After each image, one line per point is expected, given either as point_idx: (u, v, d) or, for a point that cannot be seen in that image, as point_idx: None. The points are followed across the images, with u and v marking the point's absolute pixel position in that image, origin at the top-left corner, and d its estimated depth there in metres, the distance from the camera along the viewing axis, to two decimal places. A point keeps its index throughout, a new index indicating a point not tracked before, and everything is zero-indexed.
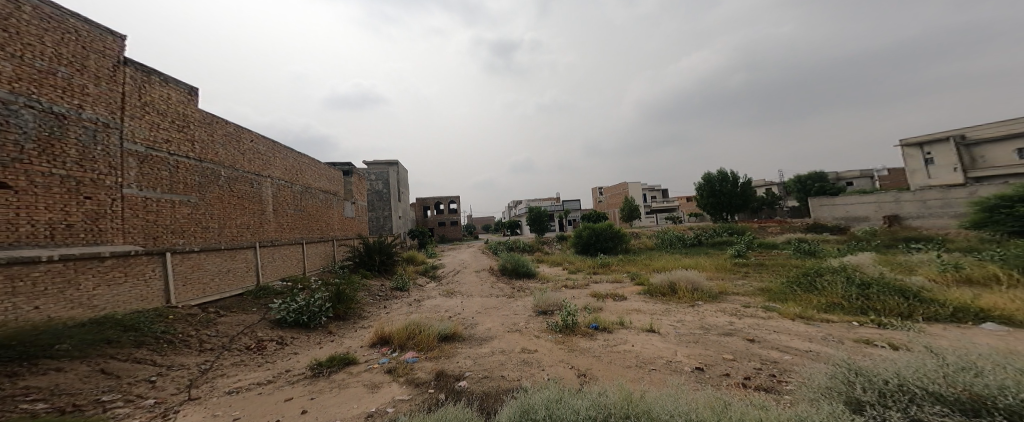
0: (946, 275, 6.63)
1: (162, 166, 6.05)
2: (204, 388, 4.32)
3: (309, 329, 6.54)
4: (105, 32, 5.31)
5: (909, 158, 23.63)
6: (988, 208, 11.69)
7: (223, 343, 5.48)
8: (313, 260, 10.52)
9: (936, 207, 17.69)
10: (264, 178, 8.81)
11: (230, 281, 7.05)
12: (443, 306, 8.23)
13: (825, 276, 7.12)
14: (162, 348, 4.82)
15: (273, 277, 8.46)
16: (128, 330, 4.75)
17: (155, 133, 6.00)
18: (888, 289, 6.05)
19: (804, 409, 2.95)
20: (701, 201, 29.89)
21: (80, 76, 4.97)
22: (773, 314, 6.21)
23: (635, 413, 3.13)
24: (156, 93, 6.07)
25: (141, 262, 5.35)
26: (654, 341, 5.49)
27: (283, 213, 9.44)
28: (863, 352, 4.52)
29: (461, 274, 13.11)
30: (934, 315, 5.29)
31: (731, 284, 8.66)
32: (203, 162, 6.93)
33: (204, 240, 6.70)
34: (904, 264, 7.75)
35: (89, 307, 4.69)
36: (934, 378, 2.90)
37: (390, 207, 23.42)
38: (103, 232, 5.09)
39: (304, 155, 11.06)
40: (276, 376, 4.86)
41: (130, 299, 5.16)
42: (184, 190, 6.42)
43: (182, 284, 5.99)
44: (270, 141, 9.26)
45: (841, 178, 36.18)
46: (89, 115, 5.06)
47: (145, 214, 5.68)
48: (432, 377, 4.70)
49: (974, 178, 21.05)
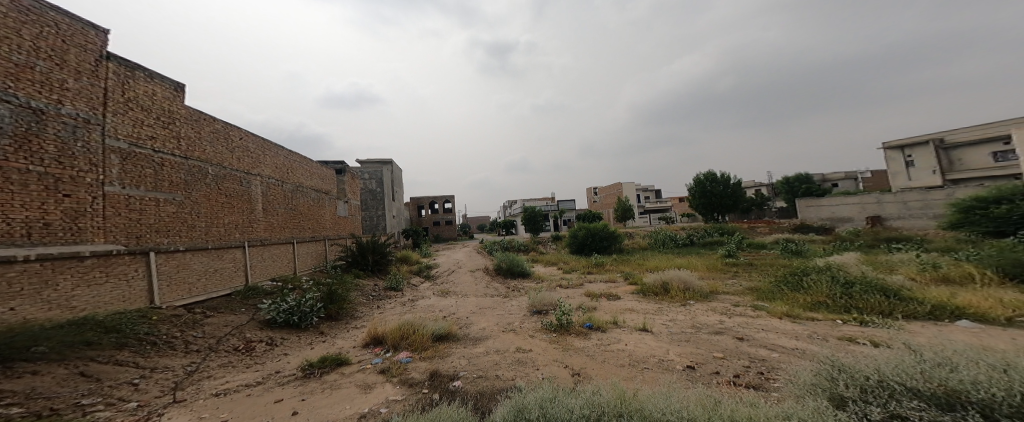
0: (925, 274, 6.88)
1: (146, 163, 5.83)
2: (189, 390, 4.22)
3: (300, 330, 6.43)
4: (87, 26, 5.09)
5: (891, 161, 24.47)
6: (963, 209, 12.17)
7: (210, 344, 5.36)
8: (304, 259, 10.35)
9: (915, 208, 18.36)
10: (254, 176, 8.60)
11: (218, 281, 6.89)
12: (437, 306, 8.18)
13: (812, 275, 7.29)
14: (145, 350, 4.69)
15: (262, 277, 8.28)
16: (109, 331, 4.60)
17: (139, 129, 5.78)
18: (871, 287, 6.24)
19: (790, 405, 3.03)
20: (693, 201, 30.40)
21: (59, 71, 4.76)
22: (761, 313, 6.36)
23: (627, 411, 3.17)
24: (140, 88, 5.83)
25: (123, 262, 5.18)
26: (647, 340, 5.56)
27: (273, 212, 9.22)
28: (847, 349, 4.67)
29: (455, 274, 13.02)
30: (913, 312, 5.50)
31: (722, 283, 8.82)
32: (189, 159, 6.71)
33: (190, 239, 6.47)
34: (886, 264, 8.02)
35: (68, 308, 4.53)
36: (913, 374, 3.00)
37: (383, 206, 23.12)
38: (83, 231, 4.89)
39: (296, 153, 10.85)
40: (266, 377, 4.78)
41: (112, 300, 5.00)
42: (169, 188, 6.19)
43: (168, 284, 5.83)
44: (260, 139, 9.03)
45: (827, 179, 37.52)
46: (69, 111, 4.84)
47: (127, 213, 5.46)
48: (426, 378, 4.68)
49: (951, 181, 21.80)
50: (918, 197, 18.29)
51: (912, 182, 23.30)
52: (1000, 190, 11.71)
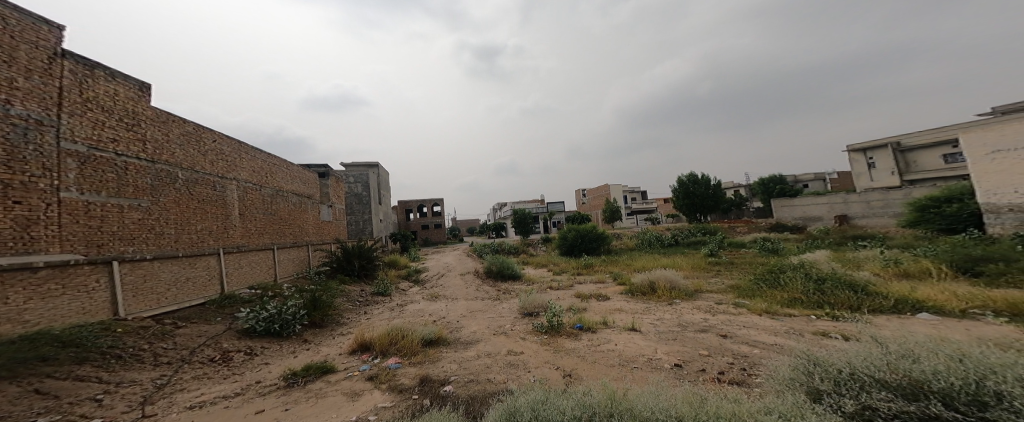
0: (888, 269, 7.38)
1: (108, 168, 5.39)
2: (161, 404, 3.97)
3: (281, 338, 6.17)
4: (39, 22, 4.67)
5: (854, 163, 25.96)
6: (920, 208, 13.18)
7: (182, 355, 5.05)
8: (285, 266, 9.93)
9: (878, 207, 19.63)
10: (230, 180, 8.16)
11: (191, 290, 6.51)
12: (427, 310, 8.06)
13: (788, 272, 7.65)
14: (110, 364, 4.37)
15: (240, 285, 7.88)
16: (68, 345, 4.25)
17: (100, 131, 5.33)
18: (841, 283, 6.63)
19: (772, 400, 3.16)
20: (675, 202, 31.27)
21: (7, 69, 4.33)
22: (742, 310, 6.63)
23: (618, 411, 3.21)
24: (100, 88, 5.37)
25: (82, 272, 4.79)
26: (636, 339, 5.69)
27: (251, 218, 8.79)
28: (821, 343, 4.93)
29: (444, 278, 12.85)
30: (879, 306, 5.87)
31: (706, 282, 9.13)
32: (157, 163, 6.25)
33: (158, 247, 6.06)
34: (853, 260, 8.54)
35: (19, 322, 4.16)
36: (880, 366, 3.16)
37: (369, 210, 22.54)
38: (36, 240, 4.48)
39: (275, 156, 10.39)
40: (245, 388, 4.56)
41: (70, 313, 4.62)
42: (134, 194, 5.75)
43: (133, 294, 5.44)
44: (235, 141, 8.57)
45: (798, 180, 39.49)
46: (19, 111, 4.42)
47: (87, 220, 5.03)
48: (416, 383, 4.60)
49: (909, 181, 23.35)
50: (879, 198, 19.66)
51: (874, 182, 24.77)
52: (950, 189, 12.70)
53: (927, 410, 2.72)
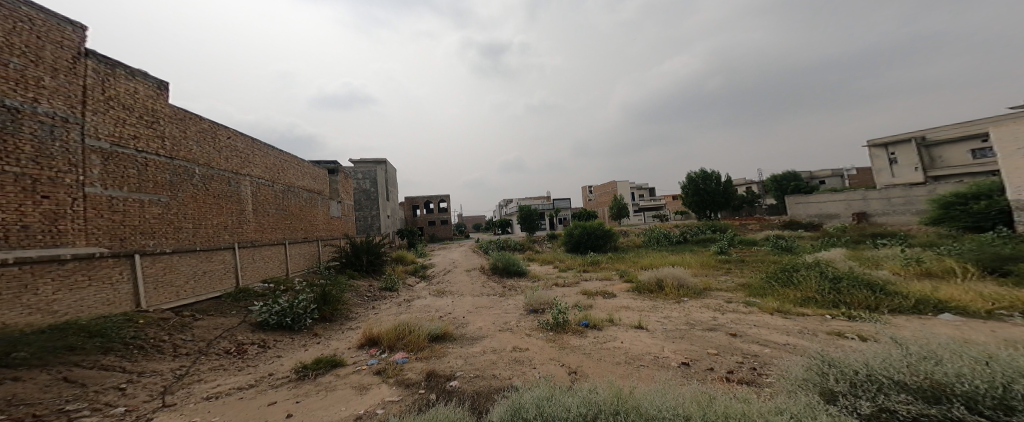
0: (909, 268, 7.12)
1: (129, 164, 5.63)
2: (179, 394, 4.11)
3: (293, 332, 6.33)
4: (64, 22, 4.91)
5: (875, 158, 25.24)
6: (944, 205, 12.70)
7: (199, 347, 5.22)
8: (296, 261, 10.16)
9: (898, 204, 18.83)
10: (243, 176, 8.40)
11: (207, 283, 6.72)
12: (433, 306, 8.14)
13: (801, 271, 7.45)
14: (132, 354, 4.55)
15: (254, 279, 8.12)
16: (94, 336, 4.45)
17: (121, 129, 5.57)
18: (858, 282, 6.42)
19: (783, 400, 3.06)
20: (685, 199, 30.70)
21: (34, 68, 4.57)
22: (754, 309, 6.49)
23: (624, 409, 3.18)
24: (120, 87, 5.61)
25: (106, 265, 5.00)
26: (643, 337, 5.63)
27: (264, 214, 9.03)
28: (836, 344, 4.78)
29: (451, 274, 12.97)
30: (898, 306, 5.66)
31: (714, 280, 8.98)
32: (175, 159, 6.50)
33: (176, 241, 6.29)
34: (871, 259, 8.27)
35: (48, 313, 4.37)
36: (900, 368, 3.00)
37: (377, 206, 22.86)
38: (63, 234, 4.71)
39: (287, 153, 10.65)
40: (258, 380, 4.69)
41: (95, 304, 4.83)
42: (154, 189, 6.00)
43: (153, 288, 5.65)
44: (249, 138, 8.84)
45: (814, 177, 38.47)
46: (46, 110, 4.65)
47: (110, 214, 5.26)
48: (422, 378, 4.65)
49: (932, 178, 22.52)
50: (901, 194, 18.86)
51: (896, 178, 24.02)
52: (978, 185, 12.15)
53: (949, 413, 2.57)
